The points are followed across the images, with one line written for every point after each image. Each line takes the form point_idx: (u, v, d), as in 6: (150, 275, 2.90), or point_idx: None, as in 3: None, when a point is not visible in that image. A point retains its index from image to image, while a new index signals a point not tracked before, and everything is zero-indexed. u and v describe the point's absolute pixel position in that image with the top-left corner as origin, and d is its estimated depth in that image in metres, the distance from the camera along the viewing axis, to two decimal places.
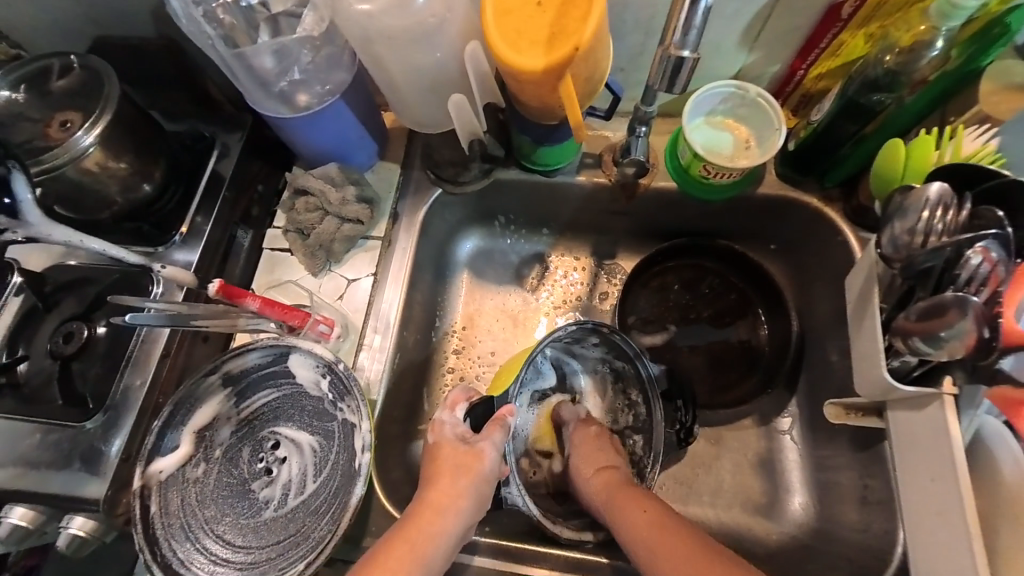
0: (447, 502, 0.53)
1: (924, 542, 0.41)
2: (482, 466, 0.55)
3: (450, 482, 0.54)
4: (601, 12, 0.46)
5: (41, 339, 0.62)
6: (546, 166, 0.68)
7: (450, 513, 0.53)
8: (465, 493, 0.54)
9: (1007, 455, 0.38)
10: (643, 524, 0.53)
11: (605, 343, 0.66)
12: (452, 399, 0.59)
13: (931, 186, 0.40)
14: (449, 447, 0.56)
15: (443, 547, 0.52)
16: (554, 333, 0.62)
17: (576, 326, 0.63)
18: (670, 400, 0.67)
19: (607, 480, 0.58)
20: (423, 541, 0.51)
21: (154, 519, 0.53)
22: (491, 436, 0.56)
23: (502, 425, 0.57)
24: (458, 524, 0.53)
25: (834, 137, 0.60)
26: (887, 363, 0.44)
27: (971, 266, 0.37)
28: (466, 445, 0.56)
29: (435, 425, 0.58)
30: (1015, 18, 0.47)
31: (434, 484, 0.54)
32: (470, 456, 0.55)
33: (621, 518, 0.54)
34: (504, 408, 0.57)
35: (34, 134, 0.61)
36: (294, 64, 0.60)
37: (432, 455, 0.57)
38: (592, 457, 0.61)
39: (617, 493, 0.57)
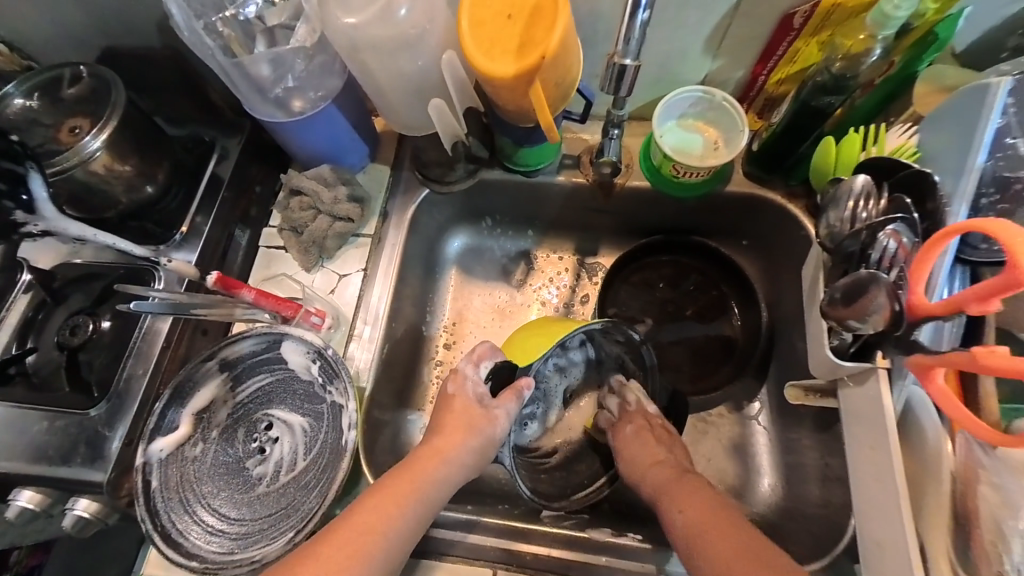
0: (452, 452, 0.57)
1: (866, 507, 0.45)
2: (492, 428, 0.59)
3: (454, 435, 0.57)
4: (565, 22, 0.50)
5: (50, 332, 0.66)
6: (526, 166, 0.72)
7: (452, 463, 0.57)
8: (468, 447, 0.57)
9: (929, 423, 0.43)
10: (694, 513, 0.53)
11: (628, 343, 0.68)
12: (478, 353, 0.62)
13: (857, 177, 0.45)
14: (463, 401, 0.59)
15: (442, 490, 0.56)
16: (591, 326, 0.62)
17: (608, 325, 0.64)
18: (662, 415, 0.70)
19: (659, 471, 0.60)
20: (424, 482, 0.55)
21: (155, 492, 0.57)
22: (506, 403, 0.60)
23: (517, 393, 0.61)
24: (457, 473, 0.57)
25: (792, 137, 0.64)
26: (829, 342, 0.49)
27: (881, 246, 0.42)
28: (480, 407, 0.59)
29: (457, 376, 0.61)
30: (943, 27, 0.52)
31: (442, 432, 0.58)
32: (482, 416, 0.59)
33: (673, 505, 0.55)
34: (522, 378, 0.61)
35: (47, 138, 0.67)
36: (288, 72, 0.64)
37: (446, 403, 0.60)
38: (646, 450, 0.62)
39: (672, 485, 0.57)
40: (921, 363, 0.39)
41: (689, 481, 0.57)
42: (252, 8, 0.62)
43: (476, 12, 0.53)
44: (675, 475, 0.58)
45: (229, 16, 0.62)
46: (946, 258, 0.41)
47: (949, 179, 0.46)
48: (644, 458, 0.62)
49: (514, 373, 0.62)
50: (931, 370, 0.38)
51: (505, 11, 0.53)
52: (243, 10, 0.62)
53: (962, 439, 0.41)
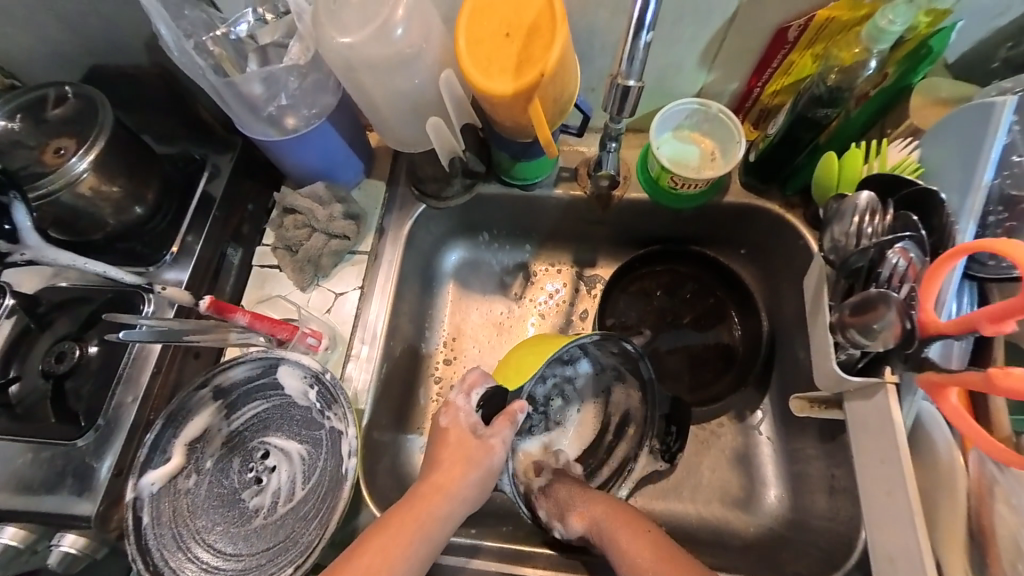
0: (454, 486, 0.56)
1: (878, 521, 0.44)
2: (489, 458, 0.58)
3: (455, 469, 0.56)
4: (563, 39, 0.50)
5: (35, 359, 0.64)
6: (524, 179, 0.71)
7: (455, 498, 0.56)
8: (470, 480, 0.57)
9: (940, 437, 0.43)
10: (639, 549, 0.55)
11: (622, 352, 0.68)
12: (469, 381, 0.60)
13: (861, 194, 0.45)
14: (458, 434, 0.58)
15: (445, 528, 0.55)
16: (581, 338, 0.62)
17: (603, 335, 0.64)
18: (665, 423, 0.69)
19: (602, 502, 0.60)
20: (429, 520, 0.54)
21: (146, 529, 0.55)
22: (501, 430, 0.59)
23: (511, 419, 0.60)
24: (460, 507, 0.56)
25: (789, 147, 0.64)
26: (836, 356, 0.48)
27: (890, 265, 0.42)
28: (475, 437, 0.58)
29: (449, 406, 0.60)
30: (937, 40, 0.53)
31: (440, 466, 0.57)
32: (478, 446, 0.58)
33: (616, 543, 0.56)
34: (515, 403, 0.60)
35: (30, 159, 0.64)
36: (282, 89, 0.63)
37: (440, 436, 0.60)
38: (589, 496, 0.61)
39: (611, 518, 0.58)
40: (931, 380, 0.39)
41: (625, 512, 0.59)
42: (243, 27, 0.62)
43: (472, 31, 0.53)
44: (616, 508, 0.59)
45: (220, 34, 0.61)
46: (953, 277, 0.40)
47: (955, 197, 0.46)
48: (583, 497, 0.61)
49: (508, 398, 0.61)
50: (944, 390, 0.38)
51: (502, 30, 0.53)
52: (234, 29, 0.61)
53: (974, 455, 0.41)
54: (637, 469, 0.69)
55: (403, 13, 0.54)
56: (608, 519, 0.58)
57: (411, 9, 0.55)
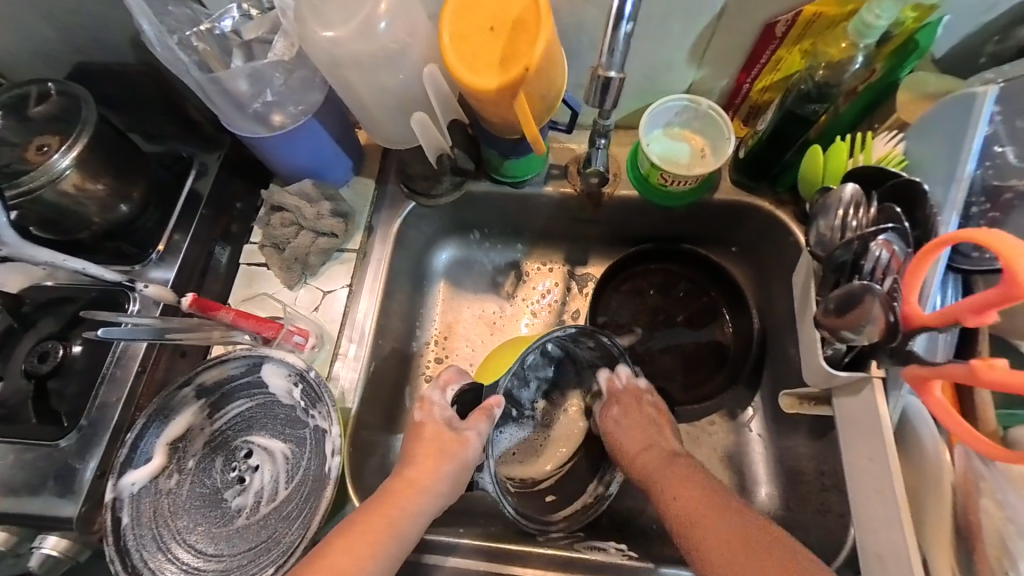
0: (426, 483, 0.55)
1: (865, 519, 0.44)
2: (464, 451, 0.57)
3: (430, 464, 0.56)
4: (548, 34, 0.49)
5: (18, 359, 0.63)
6: (513, 177, 0.71)
7: (428, 493, 0.55)
8: (444, 474, 0.56)
9: (927, 434, 0.43)
10: (687, 501, 0.53)
11: (598, 345, 0.68)
12: (445, 379, 0.61)
13: (845, 186, 0.45)
14: (434, 427, 0.58)
15: (418, 523, 0.53)
16: (553, 333, 0.63)
17: (578, 329, 0.65)
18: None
19: (654, 455, 0.60)
20: (399, 517, 0.52)
21: (126, 530, 0.54)
22: (477, 424, 0.59)
23: (488, 414, 0.60)
24: (433, 503, 0.55)
25: (781, 144, 0.63)
26: (823, 352, 0.48)
27: (873, 257, 0.41)
28: (450, 431, 0.58)
29: (425, 403, 0.60)
30: (923, 35, 0.53)
31: (414, 462, 0.56)
32: (453, 440, 0.58)
33: (667, 489, 0.56)
34: (491, 398, 0.61)
35: (14, 159, 0.64)
36: (267, 86, 0.62)
37: (414, 431, 0.59)
38: (638, 425, 0.63)
39: (668, 474, 0.57)
40: (916, 374, 0.39)
41: (682, 463, 0.59)
42: (228, 22, 0.61)
43: (457, 25, 0.52)
44: (675, 462, 0.59)
45: (204, 30, 0.61)
46: (936, 269, 0.40)
47: (939, 189, 0.46)
48: (639, 422, 0.64)
49: (483, 394, 0.62)
50: (929, 383, 0.38)
51: (486, 25, 0.52)
52: (219, 24, 0.61)
53: (961, 450, 0.41)
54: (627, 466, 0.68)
55: (387, 8, 0.54)
56: (665, 476, 0.57)
57: (395, 5, 0.54)
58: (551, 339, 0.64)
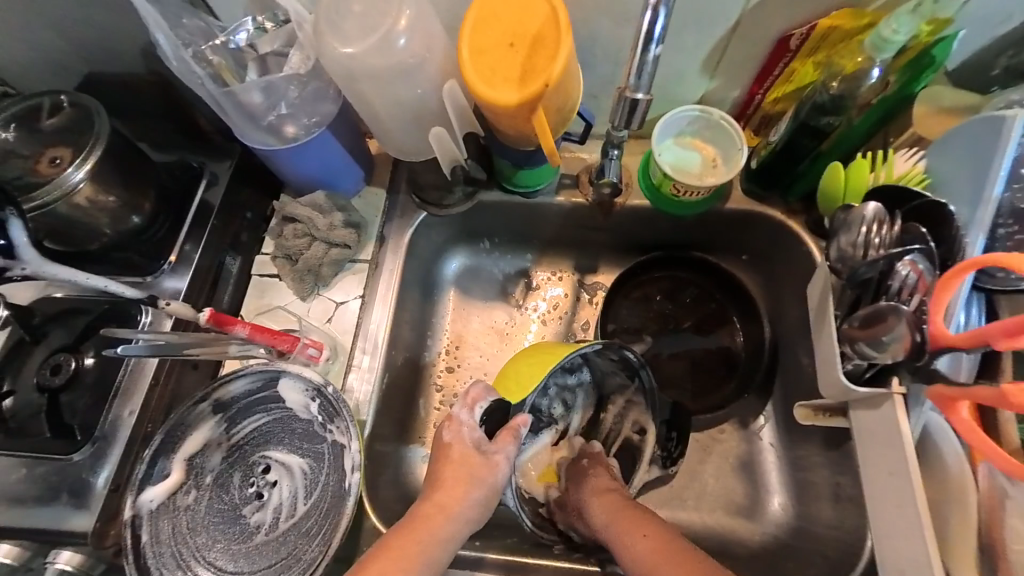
0: (456, 505, 0.55)
1: (886, 534, 0.44)
2: (493, 476, 0.57)
3: (459, 487, 0.56)
4: (568, 50, 0.49)
5: (29, 372, 0.63)
6: (526, 187, 0.71)
7: (458, 519, 0.55)
8: (473, 499, 0.56)
9: (949, 450, 0.43)
10: (646, 546, 0.54)
11: (620, 359, 0.67)
12: (472, 398, 0.58)
13: (868, 204, 0.45)
14: (461, 451, 0.57)
15: (449, 549, 0.54)
16: (581, 348, 0.62)
17: (603, 343, 0.63)
18: (666, 429, 0.70)
19: (609, 500, 0.60)
20: (429, 542, 0.53)
21: (145, 548, 0.53)
22: (505, 447, 0.58)
23: (514, 434, 0.59)
24: (463, 528, 0.55)
25: (794, 154, 0.64)
26: (843, 366, 0.47)
27: (901, 277, 0.42)
28: (478, 454, 0.57)
29: (452, 423, 0.58)
30: (940, 49, 0.53)
31: (442, 487, 0.56)
32: (483, 464, 0.57)
33: (628, 540, 0.55)
34: (518, 417, 0.60)
35: (24, 169, 0.63)
36: (281, 99, 0.62)
37: (442, 452, 0.58)
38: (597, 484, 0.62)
39: (621, 517, 0.58)
40: (942, 394, 0.39)
41: (633, 511, 0.58)
42: (242, 35, 0.60)
43: (475, 40, 0.52)
44: (618, 502, 0.60)
45: (219, 43, 0.60)
46: (964, 289, 0.40)
47: (965, 209, 0.46)
48: (594, 489, 0.62)
49: (509, 413, 0.61)
50: (955, 404, 0.38)
51: (506, 40, 0.52)
52: (234, 37, 0.60)
53: (984, 469, 0.41)
54: (642, 475, 0.69)
55: (406, 24, 0.54)
56: (618, 517, 0.58)
57: (413, 19, 0.54)
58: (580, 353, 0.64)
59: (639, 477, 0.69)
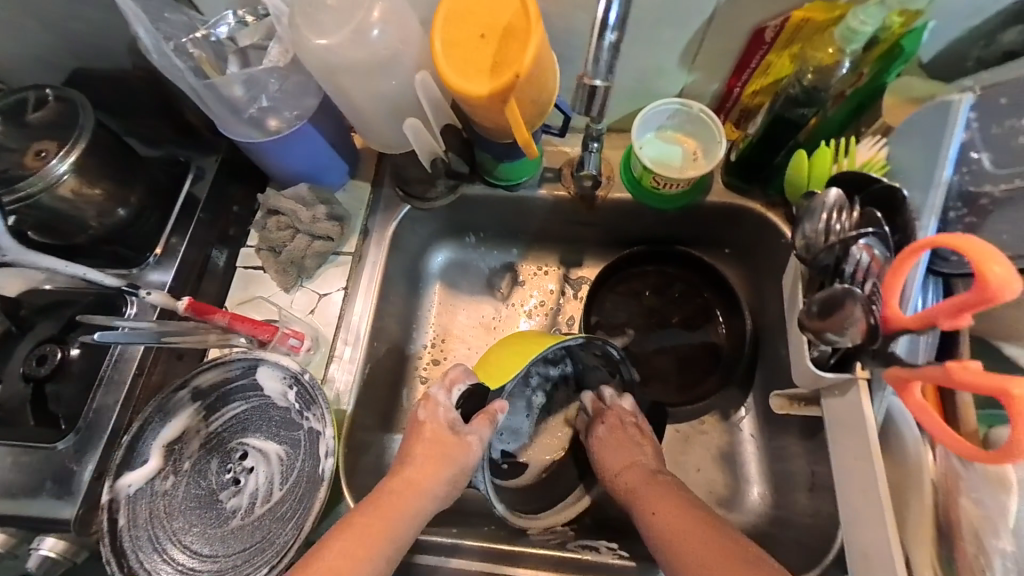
0: (426, 482, 0.56)
1: (853, 519, 0.44)
2: (466, 456, 0.58)
3: (429, 465, 0.57)
4: (538, 41, 0.50)
5: (15, 363, 0.64)
6: (507, 180, 0.72)
7: (426, 495, 0.56)
8: (442, 477, 0.57)
9: (909, 434, 0.43)
10: (666, 511, 0.55)
11: (603, 353, 0.68)
12: (451, 378, 0.61)
13: (829, 191, 0.45)
14: (435, 428, 0.58)
15: (415, 525, 0.54)
16: (567, 342, 0.63)
17: (586, 339, 0.64)
18: (643, 427, 0.72)
19: (636, 472, 0.61)
20: (396, 515, 0.53)
21: (122, 531, 0.55)
22: (480, 429, 0.59)
23: (491, 418, 0.60)
24: (431, 505, 0.56)
25: (772, 145, 0.65)
26: (809, 354, 0.48)
27: (855, 259, 0.42)
28: (452, 434, 0.58)
29: (429, 401, 0.60)
30: (909, 40, 0.54)
31: (416, 463, 0.57)
32: (455, 443, 0.58)
33: (647, 506, 0.56)
34: (496, 403, 0.61)
35: (11, 163, 0.64)
36: (263, 91, 0.64)
37: (416, 429, 0.59)
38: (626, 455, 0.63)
39: (649, 488, 0.58)
40: (899, 376, 0.39)
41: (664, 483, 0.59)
42: (223, 29, 0.61)
43: (448, 32, 0.53)
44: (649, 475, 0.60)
45: (199, 37, 0.61)
46: (916, 272, 0.41)
47: (919, 193, 0.46)
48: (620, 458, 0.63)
49: (487, 397, 0.62)
50: (909, 384, 0.38)
51: (479, 31, 0.53)
52: (214, 31, 0.61)
53: (942, 450, 0.41)
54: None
55: (379, 15, 0.55)
56: (642, 488, 0.59)
57: (387, 11, 0.55)
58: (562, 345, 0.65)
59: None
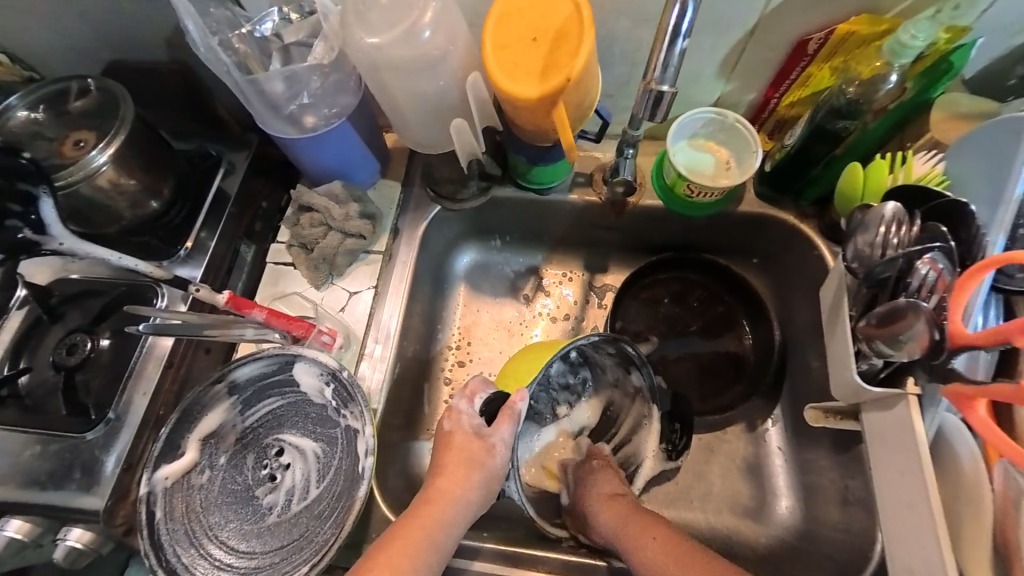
0: (456, 491, 0.56)
1: (900, 535, 0.44)
2: (492, 461, 0.58)
3: (459, 473, 0.57)
4: (590, 46, 0.50)
5: (45, 351, 0.63)
6: (540, 184, 0.71)
7: (459, 503, 0.56)
8: (472, 483, 0.57)
9: (964, 449, 0.43)
10: (661, 548, 0.55)
11: (619, 352, 0.67)
12: (470, 389, 0.61)
13: (887, 205, 0.46)
14: (463, 437, 0.58)
15: (452, 533, 0.54)
16: (577, 341, 0.61)
17: (602, 337, 0.63)
18: (670, 421, 0.70)
19: (619, 505, 0.60)
20: (434, 526, 0.53)
21: (159, 525, 0.54)
22: (501, 429, 0.58)
23: (511, 414, 0.58)
24: (465, 512, 0.56)
25: (808, 157, 0.64)
26: (857, 365, 0.48)
27: (920, 275, 0.43)
28: (478, 439, 0.58)
29: (453, 412, 0.61)
30: (957, 57, 0.53)
31: (444, 472, 0.57)
32: (481, 448, 0.58)
33: (636, 539, 0.57)
34: (516, 395, 0.58)
35: (49, 152, 0.64)
36: (303, 88, 0.63)
37: (444, 441, 0.60)
38: (609, 486, 0.63)
39: (633, 521, 0.58)
40: (960, 393, 0.39)
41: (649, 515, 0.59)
42: (268, 25, 0.62)
43: (499, 34, 0.53)
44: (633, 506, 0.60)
45: (245, 32, 0.62)
46: (982, 289, 0.41)
47: (984, 210, 0.47)
48: (603, 500, 0.61)
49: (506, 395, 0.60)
50: (973, 401, 0.38)
51: (529, 34, 0.53)
52: (259, 27, 0.62)
53: (1000, 467, 0.41)
54: (648, 469, 0.69)
55: (430, 16, 0.55)
56: (625, 517, 0.59)
57: (438, 13, 0.55)
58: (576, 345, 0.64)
59: (644, 472, 0.69)
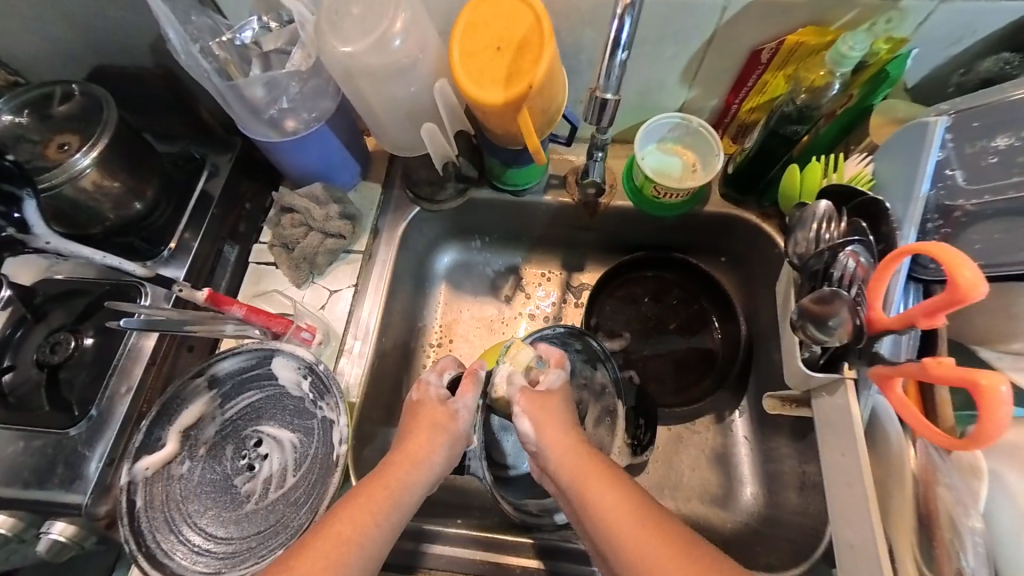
0: (422, 454, 0.57)
1: (840, 511, 0.47)
2: (455, 424, 0.61)
3: (425, 437, 0.58)
4: (550, 55, 0.53)
5: (29, 349, 0.65)
6: (515, 185, 0.74)
7: (424, 466, 0.57)
8: (438, 446, 0.59)
9: (892, 430, 0.47)
10: (613, 499, 0.52)
11: (585, 349, 0.73)
12: (440, 364, 0.65)
13: (821, 203, 0.50)
14: (429, 405, 0.61)
15: (416, 493, 0.56)
16: (541, 332, 0.70)
17: (566, 330, 0.72)
18: (635, 416, 0.74)
19: (572, 439, 0.58)
20: (399, 488, 0.55)
21: (139, 512, 0.56)
22: (465, 396, 0.62)
23: (474, 379, 0.64)
24: (429, 476, 0.57)
25: (766, 160, 0.68)
26: (801, 355, 0.51)
27: (841, 265, 0.46)
28: (443, 406, 0.61)
29: (421, 384, 0.64)
30: (894, 66, 0.58)
31: (411, 437, 0.59)
32: (445, 414, 0.61)
33: (589, 490, 0.53)
34: (475, 364, 0.65)
35: (33, 154, 0.66)
36: (282, 93, 0.66)
37: (412, 409, 0.62)
38: (557, 419, 0.60)
39: (586, 464, 0.55)
40: (881, 373, 0.43)
41: (603, 463, 0.56)
42: (247, 33, 0.63)
43: (466, 44, 0.56)
44: (586, 450, 0.57)
45: (225, 40, 0.63)
46: (898, 277, 0.45)
47: (899, 205, 0.51)
48: (556, 426, 0.59)
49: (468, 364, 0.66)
50: (891, 380, 0.42)
51: (494, 44, 0.56)
52: (239, 35, 0.63)
53: (921, 444, 0.45)
54: (614, 458, 0.71)
55: (401, 26, 0.58)
56: (578, 464, 0.55)
57: (408, 23, 0.58)
58: (540, 339, 0.71)
59: None
